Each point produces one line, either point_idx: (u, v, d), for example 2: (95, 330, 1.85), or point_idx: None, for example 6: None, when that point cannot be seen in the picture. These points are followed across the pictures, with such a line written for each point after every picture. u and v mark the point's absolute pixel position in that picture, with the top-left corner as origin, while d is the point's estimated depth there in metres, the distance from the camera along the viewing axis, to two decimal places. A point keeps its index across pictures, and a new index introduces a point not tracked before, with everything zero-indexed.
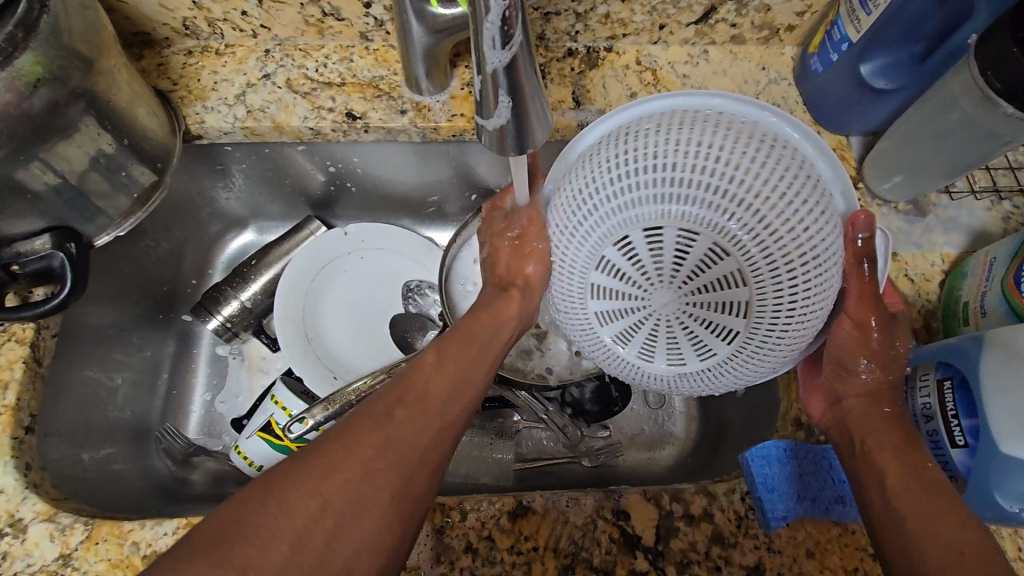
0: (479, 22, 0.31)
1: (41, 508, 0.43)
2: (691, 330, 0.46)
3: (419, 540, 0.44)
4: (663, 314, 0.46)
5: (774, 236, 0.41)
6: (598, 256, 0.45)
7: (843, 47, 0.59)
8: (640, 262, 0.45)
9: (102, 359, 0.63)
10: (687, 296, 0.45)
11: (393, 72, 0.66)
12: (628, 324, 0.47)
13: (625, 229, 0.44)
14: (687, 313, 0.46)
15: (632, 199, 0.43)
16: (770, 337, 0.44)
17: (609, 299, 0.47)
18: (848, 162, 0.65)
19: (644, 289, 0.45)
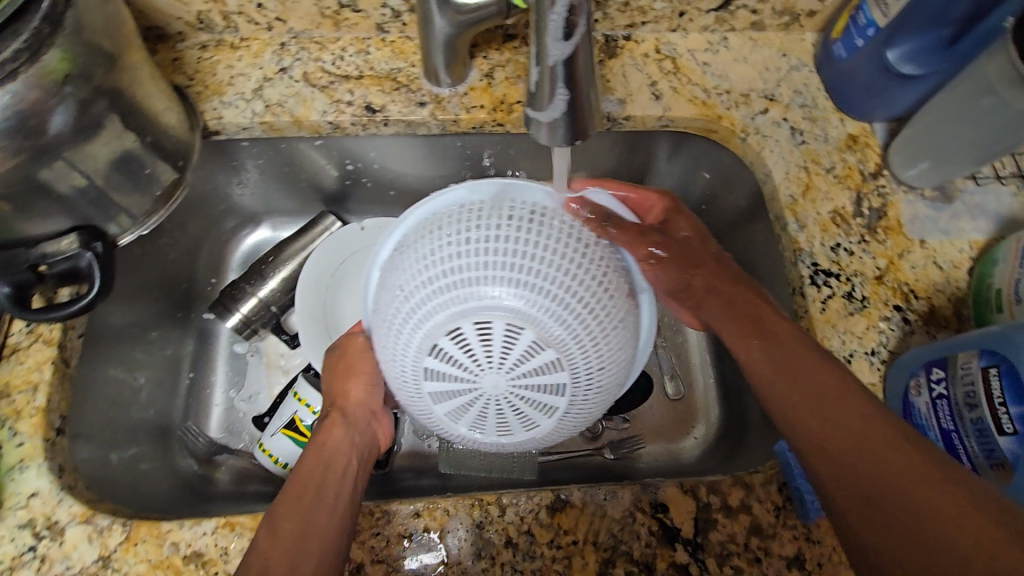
0: (545, 12, 0.30)
1: (77, 510, 0.43)
2: (523, 404, 0.45)
3: (459, 535, 0.44)
4: (494, 395, 0.44)
5: (597, 312, 0.44)
6: (421, 366, 0.44)
7: (869, 32, 0.58)
8: (463, 357, 0.43)
9: (124, 359, 0.62)
10: (515, 375, 0.43)
11: (411, 64, 0.65)
12: (460, 404, 0.45)
13: (432, 333, 0.43)
14: (515, 392, 0.44)
15: (594, 367, 0.45)
16: (581, 377, 0.45)
17: (443, 389, 0.45)
18: (873, 149, 0.64)
19: (473, 373, 0.44)
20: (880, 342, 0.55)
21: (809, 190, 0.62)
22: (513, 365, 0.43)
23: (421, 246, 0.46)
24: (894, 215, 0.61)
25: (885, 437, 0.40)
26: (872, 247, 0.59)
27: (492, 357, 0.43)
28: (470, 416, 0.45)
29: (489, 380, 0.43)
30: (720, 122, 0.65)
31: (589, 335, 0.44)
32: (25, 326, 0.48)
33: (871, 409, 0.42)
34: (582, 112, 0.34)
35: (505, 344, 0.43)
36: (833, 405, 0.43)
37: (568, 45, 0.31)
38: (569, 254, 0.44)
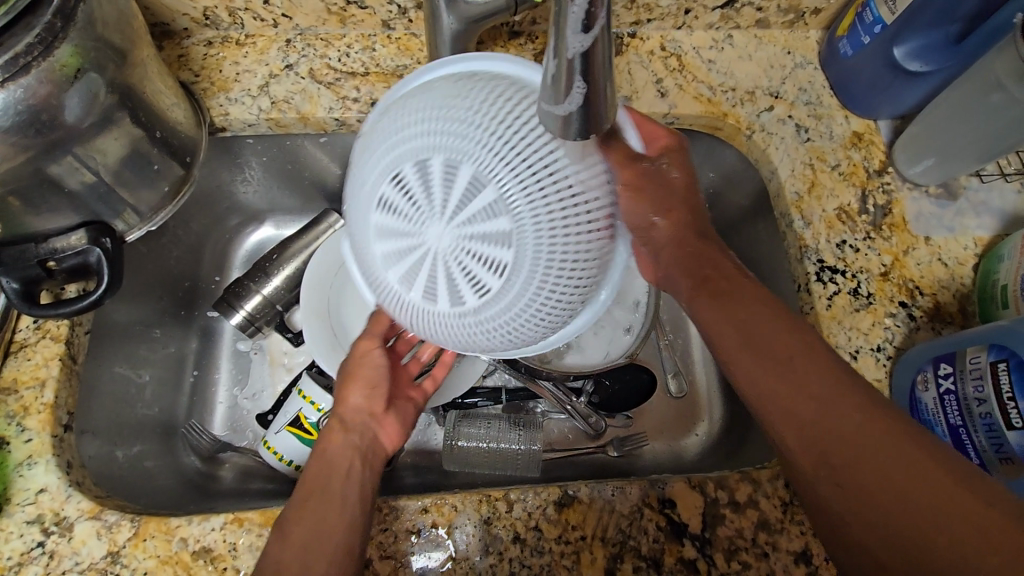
0: (564, 4, 0.28)
1: (85, 506, 0.43)
2: (468, 266, 0.40)
3: (467, 531, 0.44)
4: (440, 248, 0.40)
5: (555, 198, 0.39)
6: (377, 195, 0.41)
7: (876, 29, 0.59)
8: (411, 195, 0.40)
9: (129, 356, 0.62)
10: (459, 225, 0.40)
11: (417, 61, 0.65)
12: (413, 265, 0.41)
13: (398, 170, 0.40)
14: (462, 244, 0.40)
15: (552, 260, 0.40)
16: (546, 267, 0.40)
17: (387, 237, 0.41)
18: (877, 147, 0.64)
19: (417, 221, 0.40)
20: (886, 338, 0.55)
21: (815, 187, 0.62)
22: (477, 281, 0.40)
23: (404, 104, 0.42)
24: (899, 212, 0.61)
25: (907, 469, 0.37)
26: (877, 244, 0.59)
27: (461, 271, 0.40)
28: (413, 272, 0.41)
29: (436, 230, 0.40)
30: (725, 119, 0.65)
31: (549, 222, 0.39)
32: (33, 322, 0.48)
33: (856, 414, 0.39)
34: (598, 107, 0.33)
35: (462, 194, 0.39)
36: (806, 399, 0.40)
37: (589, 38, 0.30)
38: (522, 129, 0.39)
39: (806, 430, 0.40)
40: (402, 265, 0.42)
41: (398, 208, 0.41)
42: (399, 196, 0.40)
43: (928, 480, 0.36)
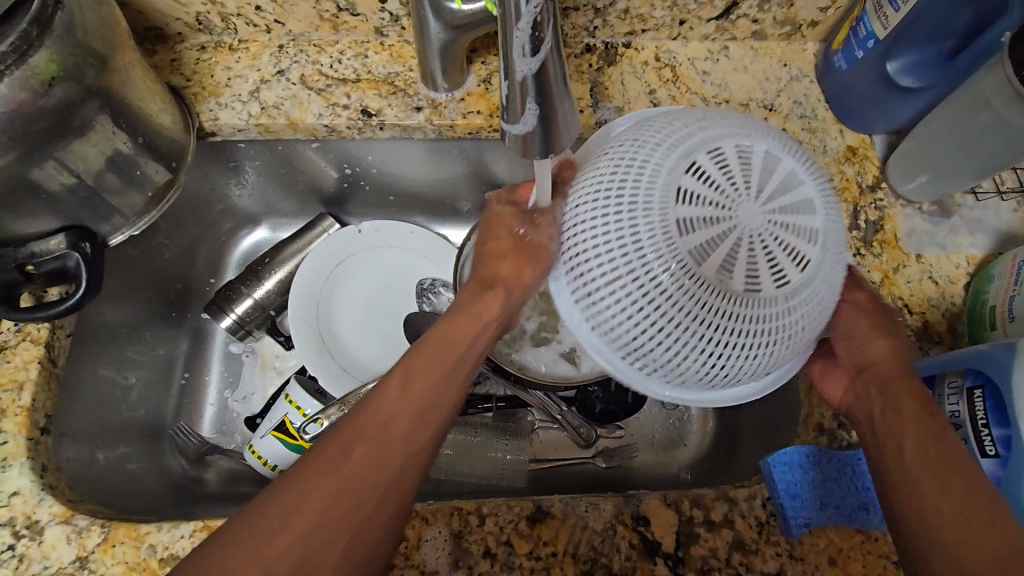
0: (510, 30, 0.30)
1: (57, 509, 0.43)
2: (754, 257, 0.39)
3: (438, 544, 0.44)
4: (749, 227, 0.39)
5: (817, 253, 0.41)
6: (689, 160, 0.39)
7: (869, 44, 0.58)
8: (729, 170, 0.39)
9: (116, 358, 0.62)
10: (772, 209, 0.39)
11: (409, 68, 0.64)
12: (710, 236, 0.38)
13: (719, 138, 0.40)
14: (770, 231, 0.39)
15: (805, 289, 0.40)
16: (812, 289, 0.41)
17: (694, 200, 0.39)
18: (871, 162, 0.64)
19: (730, 198, 0.39)
20: None
21: None
22: (651, 234, 0.39)
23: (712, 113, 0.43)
24: (890, 229, 0.60)
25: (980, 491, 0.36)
26: (867, 261, 0.58)
27: (639, 214, 0.39)
28: (697, 235, 0.38)
29: (686, 193, 0.39)
30: None
31: (826, 268, 0.41)
32: (12, 324, 0.48)
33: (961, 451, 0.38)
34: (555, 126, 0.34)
35: (744, 168, 0.39)
36: (943, 442, 0.39)
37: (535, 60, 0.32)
38: (825, 192, 0.43)
39: (921, 441, 0.39)
40: (649, 224, 0.39)
41: (712, 179, 0.39)
42: (717, 169, 0.39)
43: (1000, 538, 0.34)
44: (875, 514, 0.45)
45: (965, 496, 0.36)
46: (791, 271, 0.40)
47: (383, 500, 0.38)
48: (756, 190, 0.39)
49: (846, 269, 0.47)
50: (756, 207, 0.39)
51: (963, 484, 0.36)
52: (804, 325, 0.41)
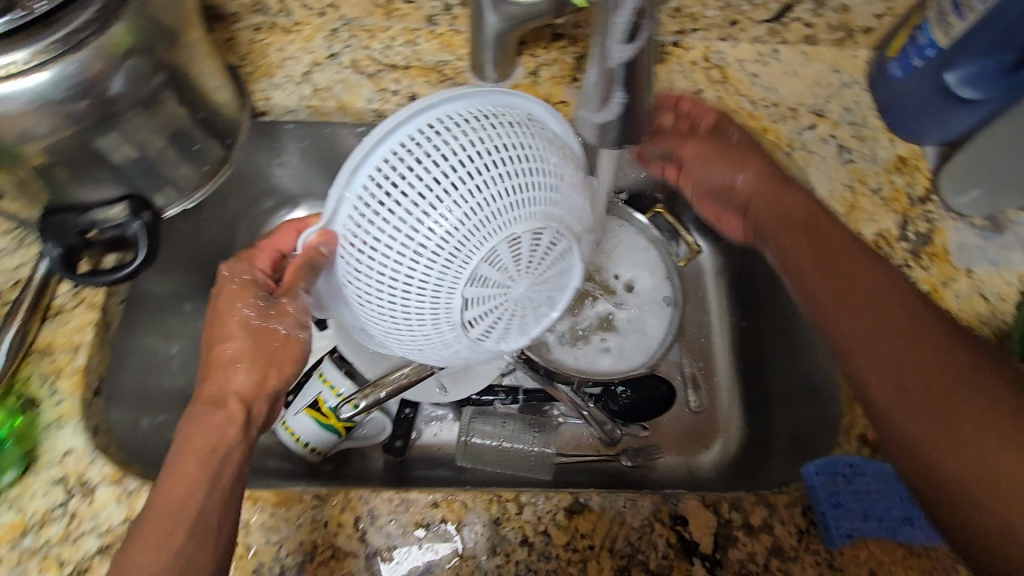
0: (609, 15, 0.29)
1: (108, 470, 0.45)
2: (489, 313, 0.44)
3: (476, 529, 0.44)
4: (517, 299, 0.44)
5: (557, 275, 0.46)
6: (491, 246, 0.41)
7: (928, 52, 0.56)
8: (500, 254, 0.41)
9: (162, 327, 0.63)
10: (524, 279, 0.43)
11: (458, 57, 0.64)
12: (482, 312, 0.44)
13: (508, 218, 0.41)
14: (514, 299, 0.44)
15: (549, 303, 0.47)
16: (540, 314, 0.47)
17: (481, 286, 0.42)
18: (923, 173, 0.62)
19: (509, 278, 0.43)
20: None
21: (853, 210, 0.60)
22: (407, 298, 0.42)
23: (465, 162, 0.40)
24: (941, 242, 0.59)
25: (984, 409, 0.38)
26: (915, 273, 0.58)
27: (426, 289, 0.42)
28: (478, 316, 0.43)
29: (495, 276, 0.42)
30: (766, 134, 0.64)
31: (551, 293, 0.46)
32: (71, 288, 0.50)
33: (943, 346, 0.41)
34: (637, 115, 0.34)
35: (510, 245, 0.41)
36: (892, 346, 0.43)
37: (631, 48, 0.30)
38: (559, 208, 0.43)
39: (900, 364, 0.42)
40: (431, 292, 0.42)
41: (502, 268, 0.42)
42: (509, 257, 0.42)
43: (1002, 432, 0.37)
44: (919, 529, 0.45)
45: (997, 425, 0.38)
46: (557, 292, 0.47)
47: (199, 506, 0.40)
48: (513, 261, 0.42)
49: (814, 213, 0.53)
50: (500, 269, 0.42)
51: (950, 409, 0.39)
52: (533, 331, 0.48)
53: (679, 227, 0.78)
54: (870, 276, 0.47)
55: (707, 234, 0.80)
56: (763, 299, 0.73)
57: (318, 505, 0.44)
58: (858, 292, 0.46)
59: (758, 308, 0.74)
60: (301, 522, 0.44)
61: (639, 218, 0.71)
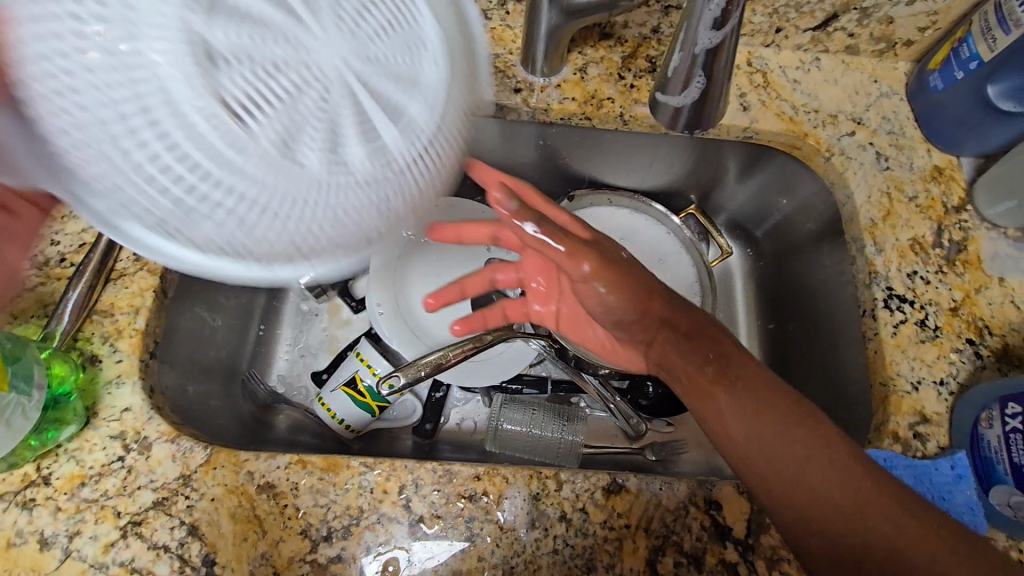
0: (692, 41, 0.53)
1: (165, 429, 0.46)
2: (303, 97, 0.30)
3: (517, 502, 0.45)
4: (328, 74, 0.30)
5: (336, 20, 0.30)
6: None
7: (971, 65, 0.58)
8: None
9: (211, 301, 0.63)
10: (306, 26, 0.29)
11: (509, 51, 0.65)
12: (284, 99, 0.29)
13: None
14: (346, 76, 0.30)
15: (317, 87, 0.30)
16: (311, 97, 0.30)
17: (263, 41, 0.29)
18: (958, 183, 0.64)
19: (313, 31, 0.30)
20: (949, 373, 0.54)
21: (890, 215, 0.61)
22: (106, 57, 0.27)
23: None
24: (974, 250, 0.60)
25: (809, 436, 0.44)
26: (949, 279, 0.58)
27: (153, 33, 0.27)
28: (273, 105, 0.29)
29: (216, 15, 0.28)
30: (806, 139, 0.65)
31: (325, 45, 0.30)
32: (133, 253, 0.52)
33: (776, 398, 0.46)
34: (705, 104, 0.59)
35: None
36: (746, 399, 0.46)
37: (710, 46, 0.52)
38: None
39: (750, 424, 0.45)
40: (153, 40, 0.27)
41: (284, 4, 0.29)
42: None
43: (844, 475, 0.42)
44: None
45: (816, 448, 0.43)
46: (339, 63, 0.30)
47: None
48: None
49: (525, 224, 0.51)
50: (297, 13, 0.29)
51: (792, 437, 0.44)
52: (343, 143, 0.31)
53: (711, 229, 0.78)
54: (766, 388, 0.47)
55: (737, 237, 0.81)
56: (792, 301, 0.74)
57: (364, 471, 0.46)
58: (759, 402, 0.46)
59: (786, 310, 0.75)
60: (348, 487, 0.45)
61: (671, 218, 0.74)
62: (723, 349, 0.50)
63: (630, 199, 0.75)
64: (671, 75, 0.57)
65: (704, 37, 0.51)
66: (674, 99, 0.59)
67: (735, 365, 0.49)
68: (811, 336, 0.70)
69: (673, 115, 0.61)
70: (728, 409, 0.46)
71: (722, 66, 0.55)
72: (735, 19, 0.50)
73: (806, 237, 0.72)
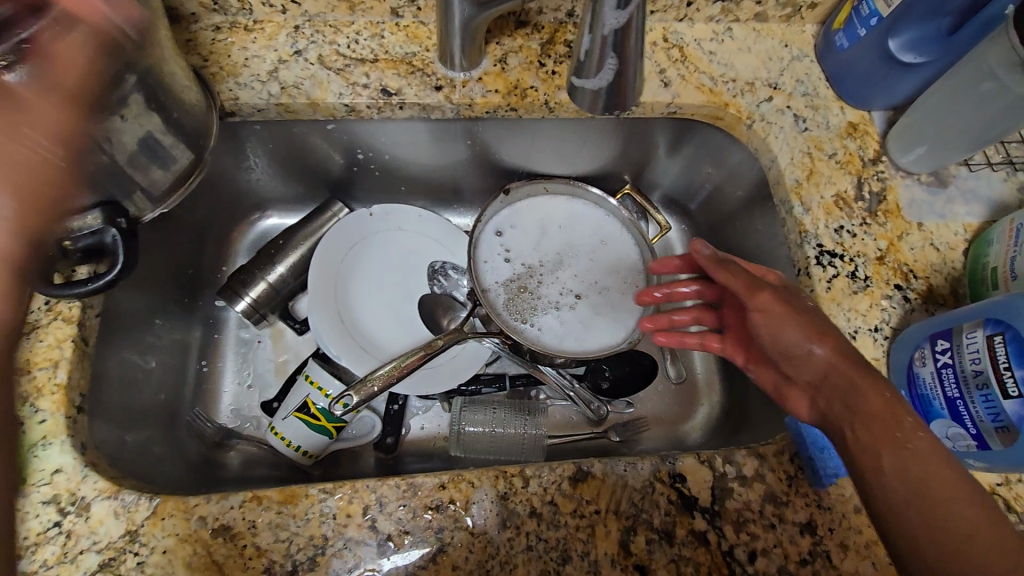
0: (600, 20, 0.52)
1: (102, 485, 0.43)
2: None
3: (484, 506, 0.45)
4: None
5: None
6: None
7: (871, 22, 0.60)
8: None
9: (139, 341, 0.59)
10: None
11: (425, 48, 0.63)
12: None
13: None
14: None
15: None
16: None
17: None
18: (872, 136, 0.67)
19: None
20: (883, 319, 0.56)
21: (813, 174, 0.64)
22: None
23: None
24: (893, 199, 0.63)
25: (997, 542, 0.37)
26: (873, 229, 0.61)
27: None
28: None
29: None
30: (727, 109, 0.67)
31: None
32: (44, 302, 0.49)
33: (955, 489, 0.39)
34: (625, 78, 0.58)
35: None
36: (927, 482, 0.40)
37: (616, 25, 0.52)
38: None
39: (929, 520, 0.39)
40: None
41: None
42: None
43: None
44: None
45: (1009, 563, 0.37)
46: None
47: None
48: None
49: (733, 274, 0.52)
50: None
51: (971, 542, 0.37)
52: None
53: (645, 207, 0.79)
54: (939, 467, 0.40)
55: (677, 211, 0.83)
56: None
57: (325, 498, 0.44)
58: (938, 490, 0.39)
59: None
60: (309, 517, 0.44)
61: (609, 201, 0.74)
62: (895, 411, 0.43)
63: (566, 184, 0.75)
64: (584, 57, 0.57)
65: (610, 17, 0.51)
66: (590, 83, 0.59)
67: (903, 429, 0.42)
68: None
69: (591, 99, 0.61)
70: (901, 491, 0.40)
71: (633, 43, 0.55)
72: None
73: (740, 202, 0.74)
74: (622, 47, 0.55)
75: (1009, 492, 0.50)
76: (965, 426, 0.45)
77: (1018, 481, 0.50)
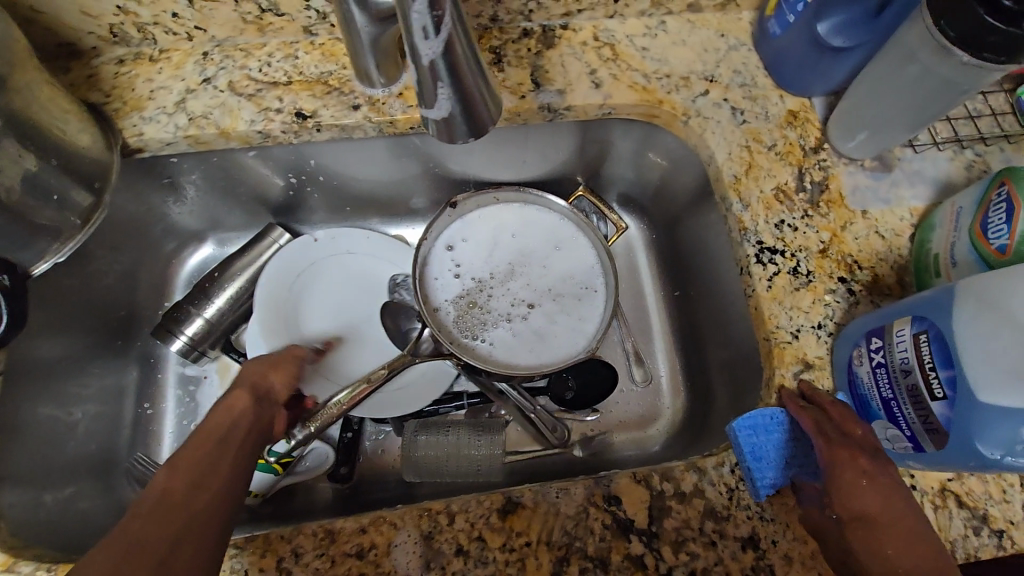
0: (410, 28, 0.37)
1: (1, 558, 0.44)
2: None
3: (407, 548, 0.43)
4: None
5: None
6: None
7: (800, 6, 0.59)
8: None
9: (60, 395, 0.59)
10: None
11: (342, 66, 0.61)
12: None
13: None
14: None
15: None
16: None
17: None
18: (812, 124, 0.64)
19: None
20: (826, 315, 0.54)
21: (751, 168, 0.61)
22: None
23: None
24: (835, 188, 0.61)
25: None
26: (815, 221, 0.59)
27: None
28: None
29: None
30: (661, 106, 0.64)
31: None
32: None
33: None
34: (475, 113, 0.44)
35: None
36: None
37: (437, 46, 0.38)
38: None
39: None
40: None
41: None
42: None
43: None
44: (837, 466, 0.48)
45: None
46: None
47: None
48: None
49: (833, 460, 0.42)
50: None
51: None
52: None
53: (601, 207, 0.75)
54: None
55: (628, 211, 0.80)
56: (689, 266, 0.74)
57: (236, 553, 0.42)
58: None
59: (685, 277, 0.75)
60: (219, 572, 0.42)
61: (558, 203, 0.69)
62: None
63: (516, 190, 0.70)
64: (412, 78, 0.41)
65: (423, 45, 0.37)
66: (432, 115, 0.43)
67: None
68: (707, 298, 0.70)
69: (442, 128, 0.44)
70: None
71: (467, 68, 0.41)
72: (449, 14, 0.37)
73: (687, 199, 0.71)
74: (453, 54, 0.39)
75: (961, 488, 0.48)
76: (901, 427, 0.44)
77: (969, 476, 0.48)
